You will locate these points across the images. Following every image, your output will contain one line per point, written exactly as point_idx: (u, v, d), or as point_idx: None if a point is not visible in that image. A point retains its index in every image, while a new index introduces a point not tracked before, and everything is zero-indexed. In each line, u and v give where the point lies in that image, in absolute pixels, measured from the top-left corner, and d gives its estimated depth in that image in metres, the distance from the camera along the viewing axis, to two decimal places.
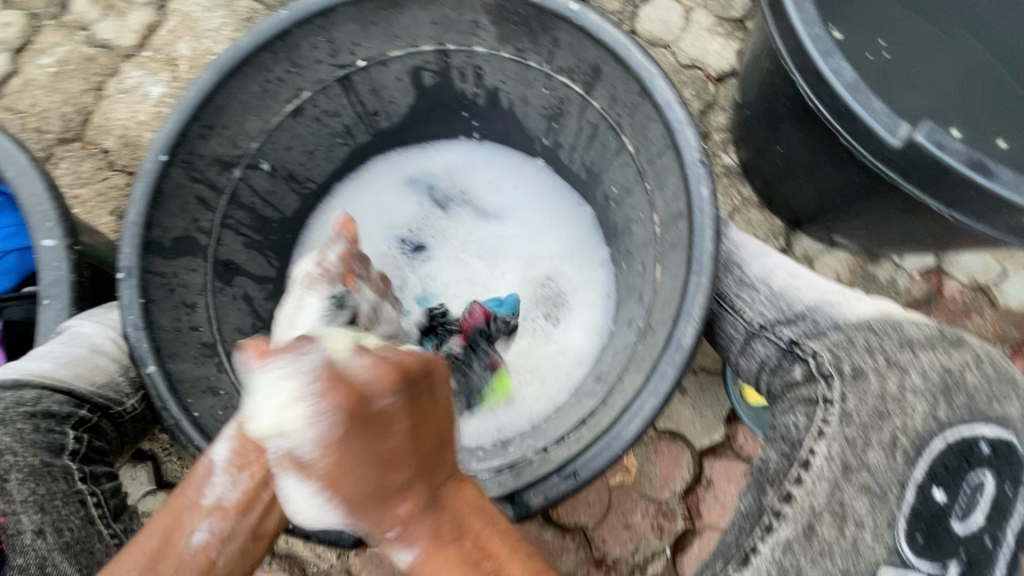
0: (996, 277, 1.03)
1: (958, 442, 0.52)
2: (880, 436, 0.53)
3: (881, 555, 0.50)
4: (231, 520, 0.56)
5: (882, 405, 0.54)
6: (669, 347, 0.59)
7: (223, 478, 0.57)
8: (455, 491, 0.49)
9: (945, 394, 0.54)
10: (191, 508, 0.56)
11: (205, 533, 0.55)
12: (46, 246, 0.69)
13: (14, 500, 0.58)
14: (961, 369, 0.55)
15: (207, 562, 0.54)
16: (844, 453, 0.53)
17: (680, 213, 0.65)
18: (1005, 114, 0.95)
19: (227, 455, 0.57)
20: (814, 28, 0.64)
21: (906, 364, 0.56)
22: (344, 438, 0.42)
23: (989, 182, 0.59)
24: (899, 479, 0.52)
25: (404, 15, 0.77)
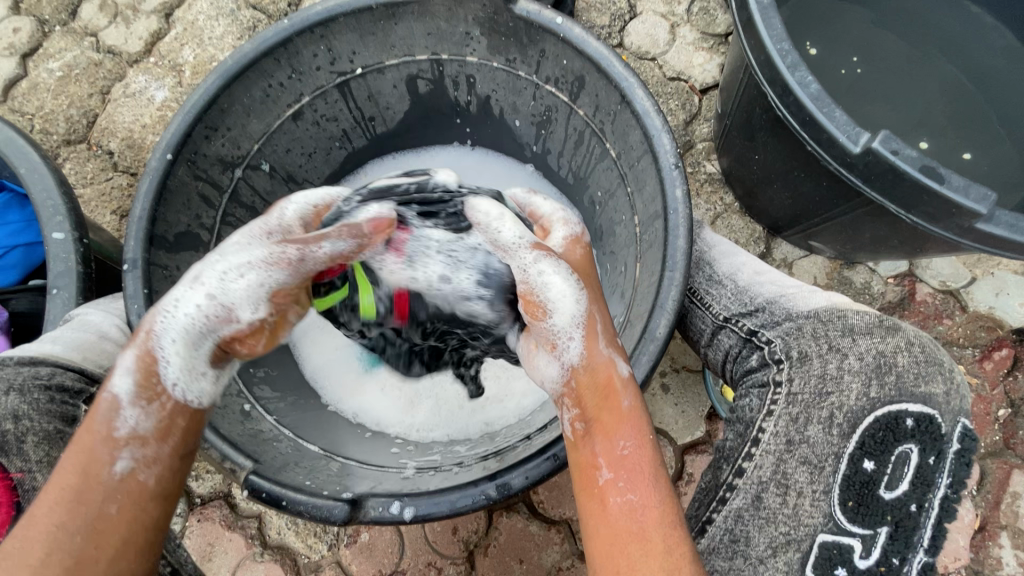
0: (966, 283, 1.08)
1: (886, 417, 0.54)
2: (820, 413, 0.56)
3: (819, 522, 0.53)
4: (153, 445, 0.52)
5: (823, 385, 0.56)
6: (644, 337, 0.62)
7: (133, 408, 0.52)
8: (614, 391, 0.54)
9: (877, 374, 0.55)
10: (104, 441, 0.51)
11: (127, 462, 0.51)
12: (56, 239, 0.73)
13: (29, 459, 0.61)
14: (893, 352, 0.56)
15: (139, 486, 0.51)
16: (787, 428, 0.56)
17: (657, 214, 0.69)
18: (972, 127, 1.00)
19: (128, 386, 0.52)
20: (782, 43, 0.69)
21: (846, 349, 0.57)
22: (602, 305, 0.59)
23: (940, 186, 0.63)
24: (834, 451, 0.54)
25: (400, 27, 0.81)
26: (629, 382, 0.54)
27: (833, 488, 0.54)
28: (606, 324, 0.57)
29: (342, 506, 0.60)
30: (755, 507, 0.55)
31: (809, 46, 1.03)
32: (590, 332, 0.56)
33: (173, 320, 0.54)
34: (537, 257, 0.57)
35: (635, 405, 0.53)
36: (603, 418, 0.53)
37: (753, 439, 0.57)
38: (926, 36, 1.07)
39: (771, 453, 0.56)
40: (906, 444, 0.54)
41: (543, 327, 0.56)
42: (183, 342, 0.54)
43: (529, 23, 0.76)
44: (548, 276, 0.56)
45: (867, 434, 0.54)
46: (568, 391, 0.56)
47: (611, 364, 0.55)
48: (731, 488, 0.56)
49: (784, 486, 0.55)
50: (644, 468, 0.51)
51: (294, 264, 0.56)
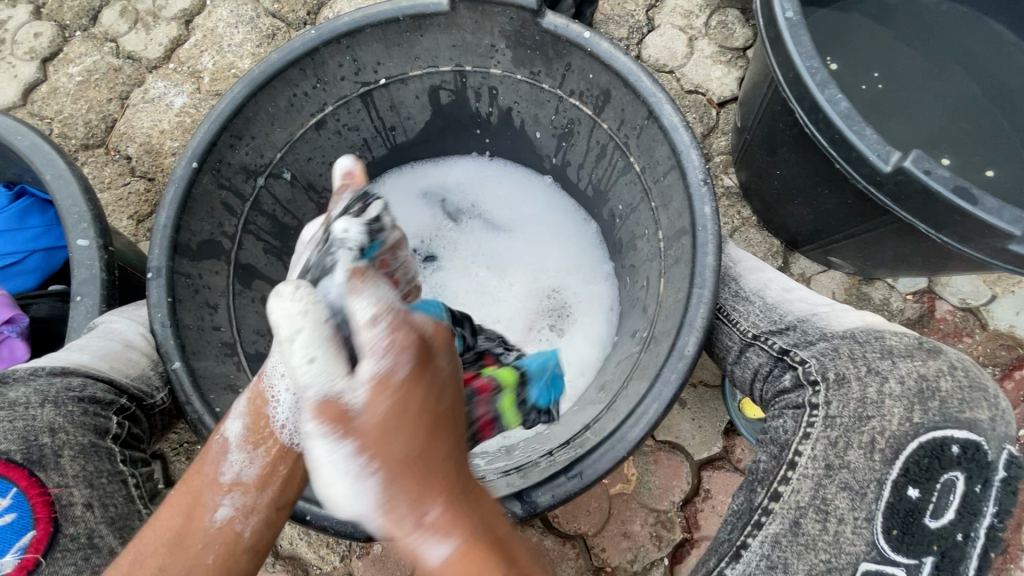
0: (985, 301, 1.07)
1: (930, 442, 0.53)
2: (860, 437, 0.55)
3: (863, 550, 0.52)
4: (253, 493, 0.55)
5: (863, 409, 0.56)
6: (672, 355, 0.62)
7: (239, 453, 0.55)
8: (441, 512, 0.50)
9: (920, 399, 0.55)
10: (210, 486, 0.54)
11: (228, 508, 0.53)
12: (80, 246, 0.73)
13: (66, 474, 0.61)
14: (936, 376, 0.56)
15: (235, 534, 0.53)
16: (826, 452, 0.56)
17: (684, 229, 0.69)
18: (994, 145, 1.00)
19: (240, 429, 0.57)
20: (811, 60, 0.69)
21: (885, 371, 0.57)
22: (414, 336, 0.50)
23: (973, 208, 0.62)
24: (877, 478, 0.54)
25: (426, 38, 0.82)
26: (443, 544, 0.49)
27: (877, 515, 0.53)
28: (396, 454, 0.49)
29: (367, 524, 0.60)
30: (793, 531, 0.54)
31: (830, 60, 1.03)
32: (380, 387, 0.48)
33: (279, 357, 0.57)
34: (345, 303, 0.52)
35: (454, 476, 0.50)
36: (462, 507, 0.50)
37: (789, 463, 0.57)
38: (945, 52, 1.07)
39: (809, 477, 0.55)
40: (951, 471, 0.52)
41: (354, 393, 0.50)
42: (293, 369, 0.59)
43: (555, 37, 0.76)
44: (323, 330, 0.49)
45: (911, 459, 0.53)
46: (427, 466, 0.52)
47: (414, 429, 0.50)
48: (767, 512, 0.56)
49: (825, 511, 0.54)
50: (494, 554, 0.50)
51: (323, 231, 0.67)
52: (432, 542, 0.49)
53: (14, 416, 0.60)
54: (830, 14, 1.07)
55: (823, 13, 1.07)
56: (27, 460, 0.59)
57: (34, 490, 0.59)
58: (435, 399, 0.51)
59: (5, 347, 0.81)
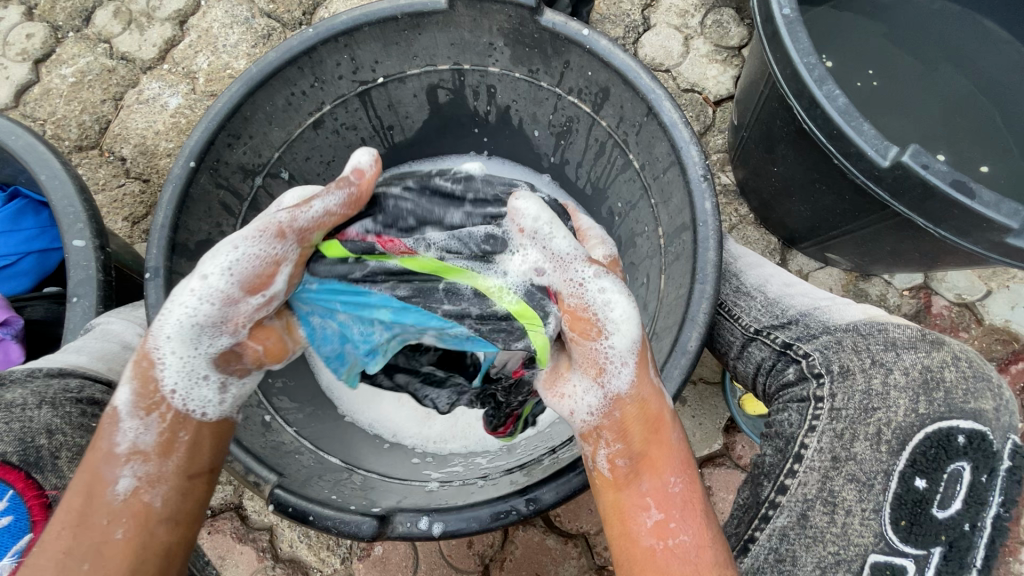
0: (981, 296, 1.08)
1: (936, 433, 0.52)
2: (866, 429, 0.55)
3: (870, 541, 0.51)
4: (156, 462, 0.52)
5: (868, 401, 0.56)
6: (675, 351, 0.62)
7: (133, 422, 0.52)
8: (662, 424, 0.54)
9: (925, 390, 0.54)
10: (107, 459, 0.51)
11: (129, 479, 0.51)
12: (76, 246, 0.72)
13: (64, 475, 0.59)
14: (940, 367, 0.55)
15: (143, 504, 0.51)
16: (832, 444, 0.56)
17: (684, 225, 0.69)
18: (987, 141, 1.00)
19: (130, 397, 0.53)
20: (808, 57, 0.70)
21: (889, 363, 0.57)
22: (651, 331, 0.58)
23: (971, 201, 0.63)
24: (884, 469, 0.53)
25: (423, 37, 0.81)
26: (672, 416, 0.55)
27: (883, 506, 0.52)
28: (653, 353, 0.56)
29: (370, 522, 0.59)
30: (801, 524, 0.54)
31: (825, 58, 1.04)
32: (642, 361, 0.54)
33: (167, 318, 0.53)
34: (596, 272, 0.54)
35: (680, 441, 0.55)
36: (649, 453, 0.53)
37: (795, 456, 0.57)
38: (939, 50, 1.07)
39: (815, 470, 0.55)
40: (958, 462, 0.50)
41: (595, 348, 0.54)
42: (183, 342, 0.53)
43: (554, 34, 0.76)
44: (606, 296, 0.54)
45: (917, 449, 0.52)
46: (609, 417, 0.54)
47: (658, 396, 0.55)
48: (773, 506, 0.56)
49: (831, 503, 0.54)
50: (693, 506, 0.52)
51: (283, 232, 0.56)
52: (666, 446, 0.53)
53: (11, 417, 0.59)
54: (825, 13, 1.08)
55: (817, 12, 1.08)
56: (24, 462, 0.58)
57: (32, 493, 0.57)
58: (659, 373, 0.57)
59: None
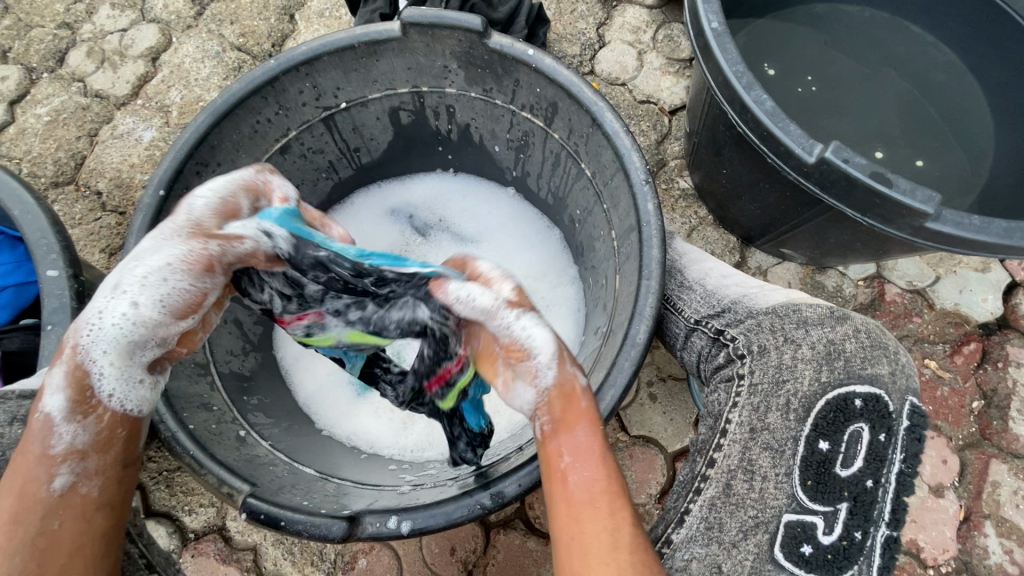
0: (931, 282, 1.13)
1: (837, 399, 0.57)
2: (777, 400, 0.60)
3: (784, 503, 0.57)
4: (93, 458, 0.58)
5: (780, 374, 0.61)
6: (625, 344, 0.65)
7: (68, 425, 0.57)
8: (577, 392, 0.60)
9: (827, 361, 0.59)
10: (42, 460, 0.56)
11: (67, 477, 0.56)
12: (50, 276, 0.75)
13: None
14: (841, 339, 0.60)
15: (82, 498, 0.57)
16: (750, 417, 0.60)
17: (632, 227, 0.73)
18: (921, 137, 1.07)
19: (62, 403, 0.57)
20: (737, 66, 0.75)
21: (799, 339, 0.62)
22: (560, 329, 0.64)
23: (889, 190, 0.68)
24: (793, 435, 0.58)
25: (381, 62, 0.86)
26: (588, 388, 0.61)
27: (793, 470, 0.57)
28: (567, 345, 0.63)
29: (340, 524, 0.62)
30: (726, 494, 0.58)
31: (766, 67, 1.10)
32: (561, 355, 0.61)
33: (99, 331, 0.57)
34: (518, 314, 0.60)
35: (591, 403, 0.60)
36: (563, 416, 0.59)
37: (722, 430, 0.61)
38: (873, 55, 1.14)
39: (738, 442, 0.59)
40: (857, 424, 0.56)
41: (522, 365, 0.60)
42: (115, 354, 0.58)
43: (502, 55, 0.81)
44: (528, 328, 0.60)
45: (819, 416, 0.57)
46: (540, 405, 0.60)
47: (573, 372, 0.61)
48: (705, 479, 0.59)
49: (750, 472, 0.58)
50: (598, 452, 0.57)
51: (211, 266, 0.61)
52: (578, 409, 0.59)
53: None
54: (765, 24, 1.15)
55: (758, 23, 1.14)
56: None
57: None
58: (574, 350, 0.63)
59: None
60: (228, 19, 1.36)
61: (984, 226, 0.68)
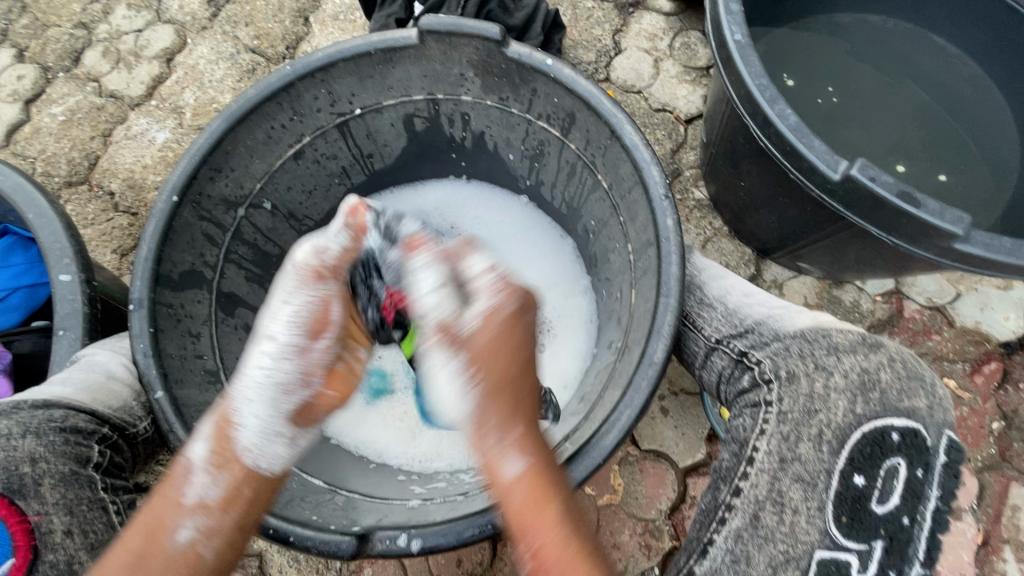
0: (951, 299, 1.10)
1: (873, 432, 0.57)
2: (809, 430, 0.58)
3: (816, 539, 0.55)
4: (216, 514, 0.56)
5: (811, 403, 0.59)
6: (642, 362, 0.64)
7: (204, 476, 0.56)
8: (517, 490, 0.56)
9: (862, 393, 0.59)
10: (174, 507, 0.55)
11: (189, 531, 0.55)
12: (62, 281, 0.74)
13: (46, 501, 0.63)
14: (876, 369, 0.60)
15: (196, 557, 0.55)
16: (779, 447, 0.58)
17: (649, 241, 0.72)
18: (944, 152, 1.05)
19: (205, 452, 0.58)
20: (760, 79, 0.73)
21: (830, 366, 0.61)
22: (499, 396, 0.59)
23: (917, 210, 0.66)
24: (826, 468, 0.57)
25: (397, 70, 0.85)
26: (521, 479, 0.57)
27: (827, 504, 0.56)
28: (496, 421, 0.58)
29: (351, 541, 0.61)
30: (753, 526, 0.56)
31: (785, 77, 1.09)
32: (477, 429, 0.58)
33: (252, 382, 0.59)
34: (432, 346, 0.61)
35: (526, 505, 0.56)
36: (510, 514, 0.57)
37: (748, 458, 0.60)
38: (895, 67, 1.12)
39: (767, 471, 0.58)
40: (893, 457, 0.56)
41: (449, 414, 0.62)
42: (261, 403, 0.59)
43: (520, 65, 0.80)
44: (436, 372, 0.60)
45: (856, 448, 0.57)
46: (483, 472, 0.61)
47: (500, 460, 0.58)
48: (730, 509, 0.58)
49: (780, 503, 0.56)
50: (553, 565, 0.54)
51: (320, 274, 0.64)
52: (507, 500, 0.57)
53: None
54: (784, 33, 1.13)
55: (778, 33, 1.12)
56: (8, 489, 0.61)
57: (15, 518, 0.61)
58: (505, 436, 0.59)
59: None
60: (243, 21, 1.36)
61: (1015, 249, 0.66)
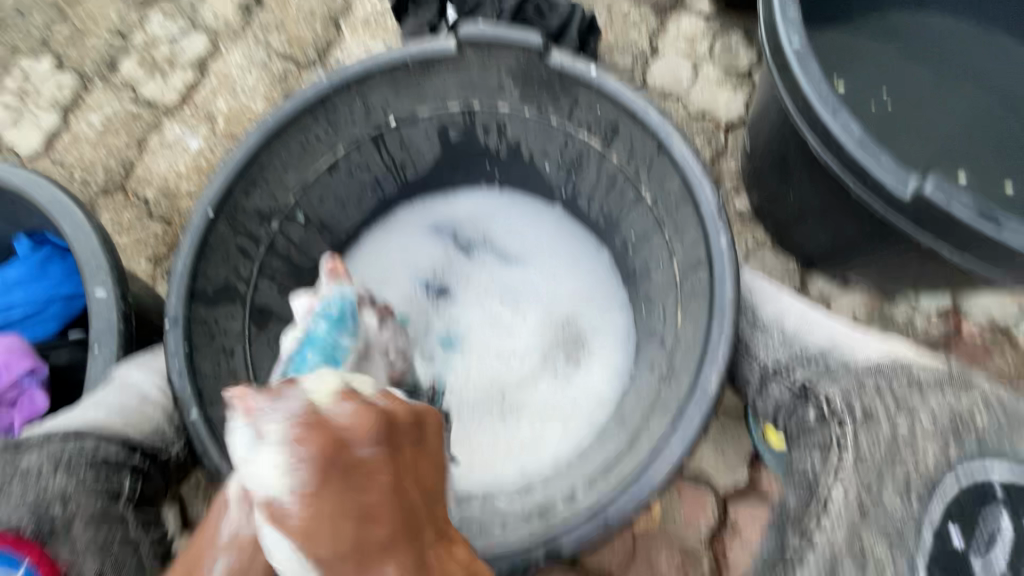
0: (1014, 317, 1.04)
1: (971, 482, 0.53)
2: (895, 477, 0.55)
3: None
4: (245, 554, 0.47)
5: (895, 450, 0.56)
6: (695, 393, 0.61)
7: (235, 508, 0.50)
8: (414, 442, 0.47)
9: (955, 434, 0.55)
10: (210, 543, 0.49)
11: (220, 569, 0.48)
12: (98, 297, 0.75)
13: (77, 546, 0.58)
14: (970, 412, 0.56)
15: None
16: (861, 496, 0.55)
17: (700, 262, 0.68)
18: (1010, 160, 0.98)
19: (237, 481, 0.51)
20: (820, 88, 0.69)
21: (916, 407, 0.58)
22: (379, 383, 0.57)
23: (998, 232, 0.61)
24: (916, 520, 0.53)
25: (434, 80, 0.83)
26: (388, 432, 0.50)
27: (921, 562, 0.52)
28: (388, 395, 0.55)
29: None
30: (833, 573, 0.52)
31: (836, 82, 1.03)
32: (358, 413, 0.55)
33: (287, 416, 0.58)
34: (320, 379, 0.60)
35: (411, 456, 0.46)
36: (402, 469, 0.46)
37: (824, 502, 0.57)
38: (954, 69, 1.06)
39: (843, 526, 0.54)
40: (996, 510, 0.52)
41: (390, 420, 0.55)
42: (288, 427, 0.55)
43: (562, 74, 0.77)
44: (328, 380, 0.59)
45: (953, 500, 0.53)
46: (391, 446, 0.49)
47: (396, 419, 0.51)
48: (801, 562, 0.54)
49: (864, 561, 0.53)
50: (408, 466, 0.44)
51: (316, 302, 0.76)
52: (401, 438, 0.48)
53: (28, 487, 0.59)
54: (833, 37, 1.06)
55: (826, 37, 1.06)
56: (37, 536, 0.57)
57: (43, 564, 0.55)
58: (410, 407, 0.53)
59: (25, 398, 0.84)
60: (274, 27, 1.35)
61: None
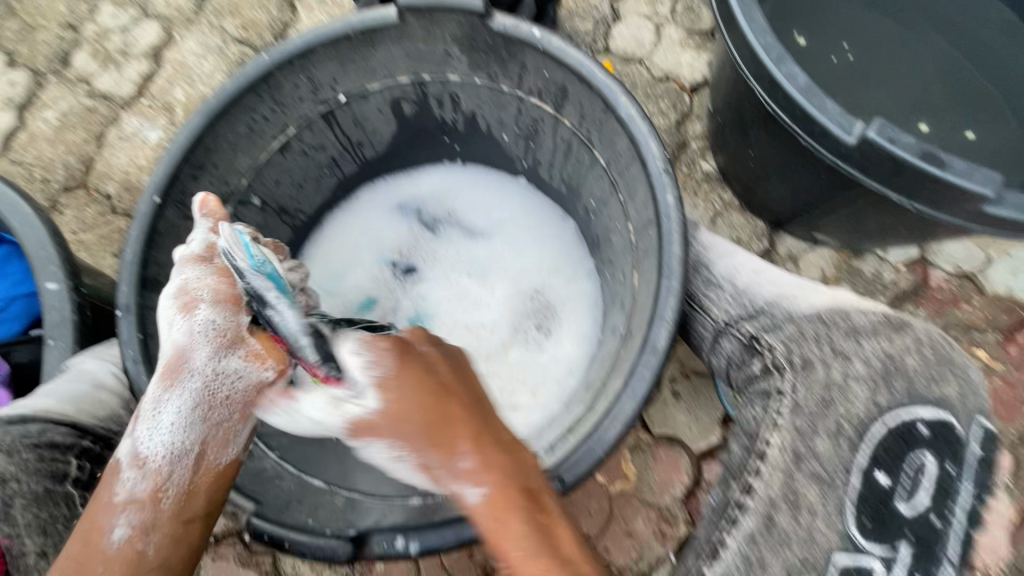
0: (981, 265, 1.04)
1: (897, 425, 0.56)
2: (827, 422, 0.56)
3: (835, 542, 0.53)
4: (149, 510, 0.57)
5: (828, 393, 0.57)
6: (645, 350, 0.61)
7: (132, 473, 0.58)
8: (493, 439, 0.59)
9: (886, 379, 0.57)
10: (105, 508, 0.57)
11: (124, 527, 0.56)
12: (50, 289, 0.73)
13: (17, 523, 0.62)
14: (902, 354, 0.59)
15: (135, 554, 0.56)
16: (795, 442, 0.56)
17: (650, 220, 0.68)
18: (971, 106, 0.98)
19: (131, 448, 0.59)
20: (766, 37, 0.67)
21: (850, 351, 0.59)
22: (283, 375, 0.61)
23: (943, 172, 0.61)
24: (845, 465, 0.55)
25: (379, 51, 0.81)
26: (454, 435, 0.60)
27: (847, 505, 0.54)
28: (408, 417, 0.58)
29: (346, 546, 0.63)
30: (767, 528, 0.53)
31: (796, 35, 1.01)
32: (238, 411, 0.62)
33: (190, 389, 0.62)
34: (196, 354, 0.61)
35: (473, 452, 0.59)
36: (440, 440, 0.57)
37: (759, 453, 0.57)
38: (917, 17, 1.04)
39: (779, 470, 0.55)
40: (921, 453, 0.55)
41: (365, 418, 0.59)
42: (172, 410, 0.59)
43: (506, 38, 0.75)
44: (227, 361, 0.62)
45: (880, 445, 0.55)
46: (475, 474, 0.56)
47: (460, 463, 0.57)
48: (742, 508, 0.55)
49: (795, 503, 0.54)
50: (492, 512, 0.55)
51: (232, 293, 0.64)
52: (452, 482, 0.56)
53: None
54: None
55: None
56: None
57: None
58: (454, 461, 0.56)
59: None
60: (228, 10, 1.32)
61: None
